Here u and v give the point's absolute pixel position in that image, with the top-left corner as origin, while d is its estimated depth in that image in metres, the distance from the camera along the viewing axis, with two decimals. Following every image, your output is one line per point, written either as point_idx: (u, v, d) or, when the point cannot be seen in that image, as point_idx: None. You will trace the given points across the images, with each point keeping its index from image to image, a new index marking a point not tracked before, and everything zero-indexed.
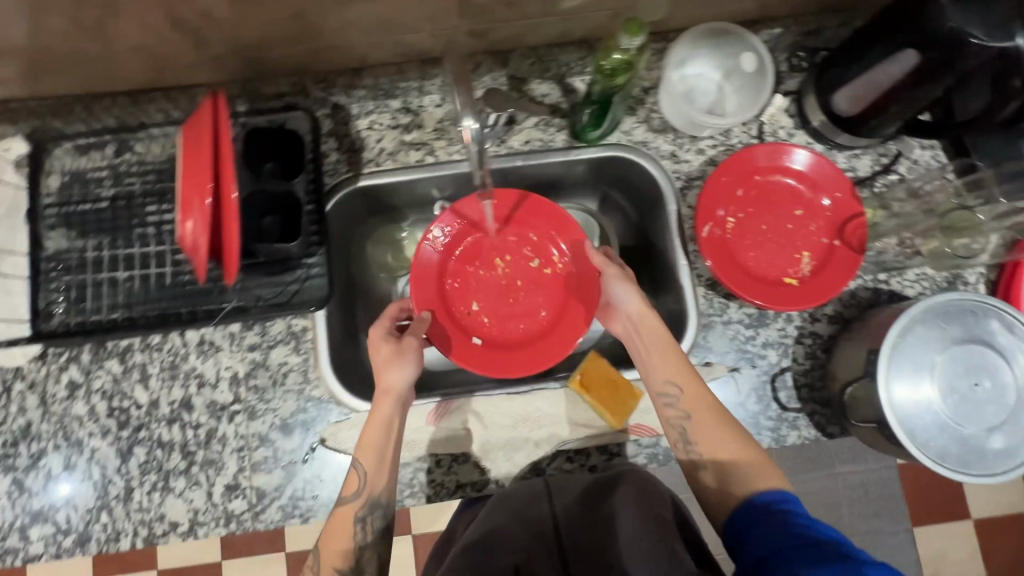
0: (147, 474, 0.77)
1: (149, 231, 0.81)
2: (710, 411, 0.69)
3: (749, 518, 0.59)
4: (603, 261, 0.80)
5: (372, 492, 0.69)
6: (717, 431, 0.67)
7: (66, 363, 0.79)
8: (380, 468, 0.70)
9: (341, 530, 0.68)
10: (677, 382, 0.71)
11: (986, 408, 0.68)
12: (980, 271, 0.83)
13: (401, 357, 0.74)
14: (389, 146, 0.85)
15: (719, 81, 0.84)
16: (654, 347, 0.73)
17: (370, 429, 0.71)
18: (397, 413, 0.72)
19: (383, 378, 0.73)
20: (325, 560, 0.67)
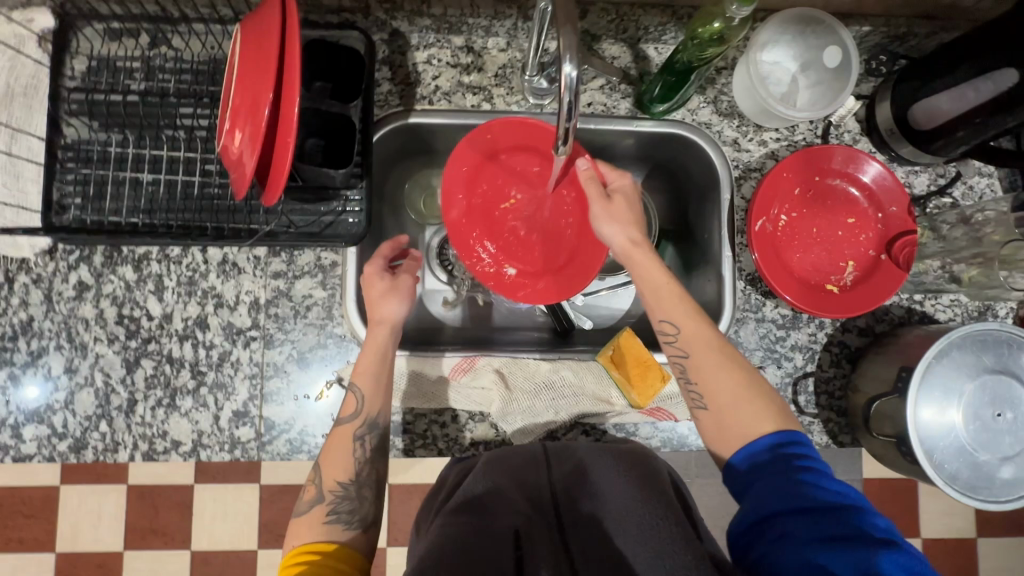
0: (153, 388, 0.74)
1: (179, 135, 0.75)
2: (704, 348, 0.64)
3: (750, 473, 0.57)
4: (594, 193, 0.72)
5: (370, 413, 0.68)
6: (710, 368, 0.63)
7: (76, 263, 0.74)
8: (377, 392, 0.69)
9: (338, 452, 0.67)
10: (673, 319, 0.65)
11: (1003, 438, 0.69)
12: (1011, 305, 0.84)
13: (395, 292, 0.72)
14: (445, 85, 0.80)
15: (796, 72, 0.81)
16: (649, 286, 0.67)
17: (365, 355, 0.70)
18: (392, 344, 0.71)
19: (376, 311, 0.71)
20: (326, 472, 0.66)
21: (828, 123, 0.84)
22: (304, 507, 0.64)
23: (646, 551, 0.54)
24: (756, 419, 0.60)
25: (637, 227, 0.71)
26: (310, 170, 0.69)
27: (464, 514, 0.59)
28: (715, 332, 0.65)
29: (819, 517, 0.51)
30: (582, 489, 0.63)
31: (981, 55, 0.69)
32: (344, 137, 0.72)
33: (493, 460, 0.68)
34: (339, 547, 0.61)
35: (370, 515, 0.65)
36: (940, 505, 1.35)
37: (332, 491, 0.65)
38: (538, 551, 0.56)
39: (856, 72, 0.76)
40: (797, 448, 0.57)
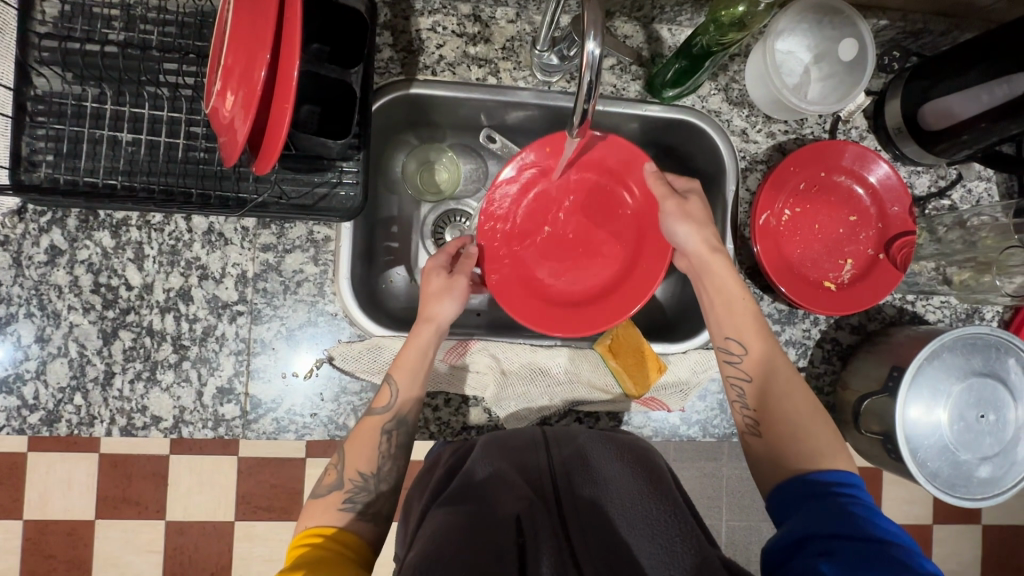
0: (131, 361, 0.71)
1: (162, 93, 0.70)
2: (772, 368, 0.67)
3: (799, 497, 0.59)
4: (664, 194, 0.74)
5: (400, 410, 0.68)
6: (779, 389, 0.66)
7: (47, 226, 0.70)
8: (414, 387, 0.69)
9: (365, 440, 0.67)
10: (742, 333, 0.68)
11: (984, 439, 0.71)
12: (997, 309, 0.85)
13: (449, 293, 0.72)
14: (449, 56, 0.76)
15: (809, 63, 0.79)
16: (721, 298, 0.70)
17: (407, 351, 0.70)
18: (434, 344, 0.71)
19: (430, 309, 0.71)
20: (349, 460, 0.66)
21: (836, 118, 0.83)
22: (321, 491, 0.65)
23: (653, 546, 0.56)
24: (815, 452, 0.62)
25: (709, 232, 0.72)
26: (304, 137, 0.66)
27: (462, 506, 0.58)
28: (781, 353, 0.68)
29: (865, 547, 0.52)
30: (583, 476, 0.64)
31: (994, 58, 0.68)
32: (342, 105, 0.68)
33: (492, 445, 0.67)
34: (342, 532, 0.62)
35: (384, 510, 0.65)
36: (902, 494, 1.41)
37: (353, 481, 0.65)
38: (541, 537, 0.56)
39: (871, 67, 0.75)
40: (849, 488, 0.58)
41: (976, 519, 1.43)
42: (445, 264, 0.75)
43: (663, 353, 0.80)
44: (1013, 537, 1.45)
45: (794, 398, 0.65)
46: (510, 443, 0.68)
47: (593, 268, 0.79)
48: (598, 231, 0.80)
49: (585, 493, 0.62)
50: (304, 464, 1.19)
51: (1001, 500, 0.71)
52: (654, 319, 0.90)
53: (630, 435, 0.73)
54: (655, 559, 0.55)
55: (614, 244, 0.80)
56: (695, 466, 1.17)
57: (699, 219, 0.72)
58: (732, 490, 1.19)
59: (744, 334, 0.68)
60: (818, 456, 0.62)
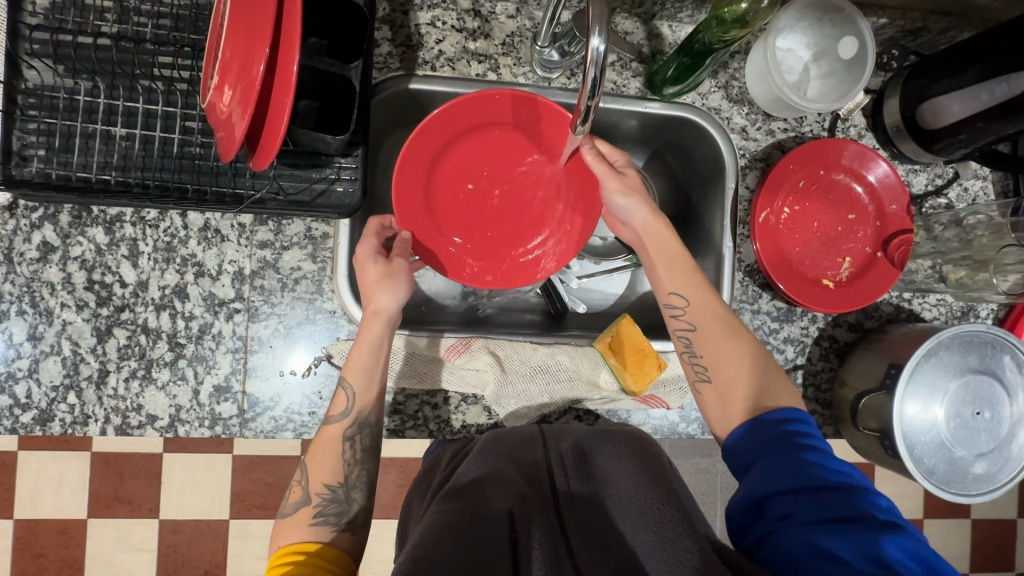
0: (126, 359, 0.70)
1: (156, 86, 0.69)
2: (710, 315, 0.67)
3: (756, 443, 0.58)
4: (605, 172, 0.71)
5: (361, 414, 0.67)
6: (721, 335, 0.66)
7: (39, 221, 0.68)
8: (369, 389, 0.67)
9: (328, 450, 0.66)
10: (684, 293, 0.68)
11: (980, 435, 0.72)
12: (991, 307, 0.86)
13: (393, 281, 0.68)
14: (449, 51, 0.76)
15: (809, 61, 0.79)
16: (665, 257, 0.71)
17: (358, 352, 0.67)
18: (387, 337, 0.69)
19: (370, 298, 0.68)
20: (313, 476, 0.65)
21: (835, 117, 0.83)
22: (290, 509, 0.64)
23: (649, 537, 0.56)
24: (761, 391, 0.63)
25: (649, 199, 0.72)
26: (301, 132, 0.64)
27: (455, 501, 0.58)
28: (724, 308, 0.68)
29: (825, 497, 0.52)
30: (580, 471, 0.64)
31: (992, 57, 0.68)
32: (341, 101, 0.67)
33: (489, 443, 0.67)
34: (323, 547, 0.62)
35: (358, 518, 0.65)
36: (892, 489, 1.43)
37: (320, 495, 0.64)
38: (534, 534, 0.56)
39: (871, 64, 0.75)
40: (796, 424, 0.59)
41: (963, 513, 1.46)
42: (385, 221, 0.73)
43: (663, 350, 0.80)
44: (1001, 531, 1.47)
45: (731, 342, 0.66)
46: (507, 440, 0.68)
47: (527, 221, 0.82)
48: (535, 180, 0.81)
49: (580, 489, 0.63)
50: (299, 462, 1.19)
51: (996, 496, 0.72)
52: (652, 317, 0.90)
53: (631, 429, 0.72)
54: (653, 549, 0.54)
55: (551, 203, 0.81)
56: (689, 463, 1.18)
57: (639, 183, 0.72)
58: (727, 487, 1.19)
59: (686, 291, 0.68)
60: (761, 394, 0.62)
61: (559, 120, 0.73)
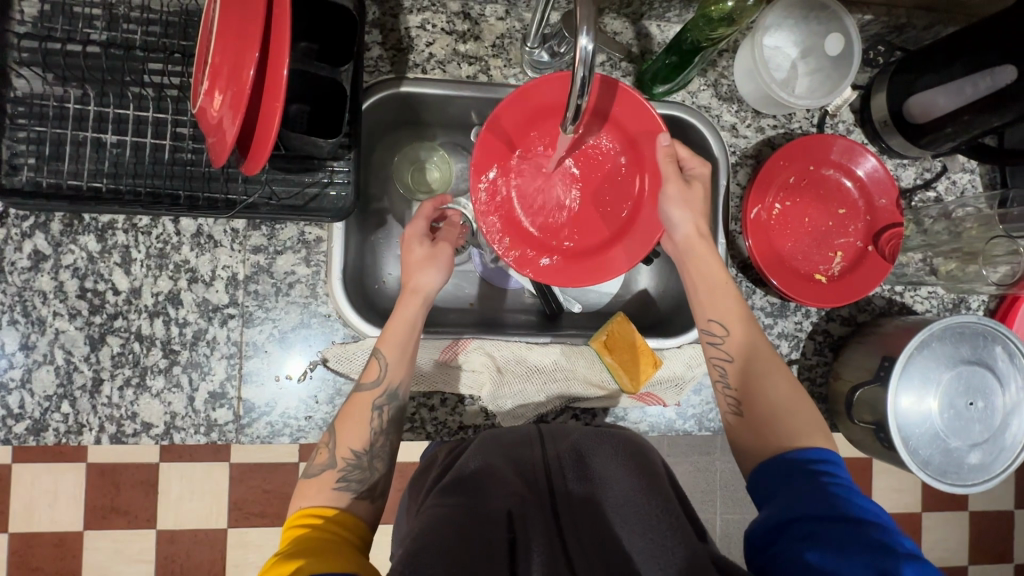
0: (120, 367, 0.69)
1: (147, 93, 0.69)
2: (752, 345, 0.68)
3: (782, 472, 0.59)
4: (671, 172, 0.73)
5: (391, 384, 0.67)
6: (762, 366, 0.67)
7: (30, 230, 0.68)
8: (402, 364, 0.68)
9: (356, 419, 0.66)
10: (724, 322, 0.69)
11: (974, 425, 0.72)
12: (982, 299, 0.87)
13: (433, 263, 0.72)
14: (439, 54, 0.76)
15: (797, 58, 0.80)
16: (705, 281, 0.71)
17: (394, 324, 0.69)
18: (421, 315, 0.71)
19: (410, 276, 0.71)
20: (341, 440, 0.65)
21: (824, 113, 0.84)
22: (315, 470, 0.63)
23: (644, 542, 0.56)
24: (795, 431, 0.62)
25: (701, 219, 0.73)
26: (294, 136, 0.64)
27: (451, 496, 0.58)
28: (763, 340, 0.68)
29: (847, 528, 0.52)
30: (577, 471, 0.64)
31: (976, 51, 0.69)
32: (332, 104, 0.67)
33: (486, 442, 0.67)
34: (337, 513, 0.60)
35: (379, 486, 0.64)
36: (891, 482, 1.44)
37: (345, 459, 0.64)
38: (532, 533, 0.57)
39: (858, 60, 0.76)
40: (824, 463, 0.59)
41: (963, 505, 1.46)
42: (423, 231, 0.74)
43: (658, 348, 0.80)
44: (1000, 523, 1.48)
45: (774, 374, 0.66)
46: (505, 439, 0.68)
47: (564, 220, 0.79)
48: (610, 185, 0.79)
49: (578, 490, 0.63)
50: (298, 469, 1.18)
51: (991, 486, 0.72)
52: (647, 315, 0.90)
53: (626, 431, 0.72)
54: (648, 555, 0.55)
55: (592, 208, 0.79)
56: (688, 461, 1.18)
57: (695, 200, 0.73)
58: (726, 484, 1.19)
59: (724, 318, 0.69)
60: (799, 433, 0.62)
61: (649, 119, 0.74)
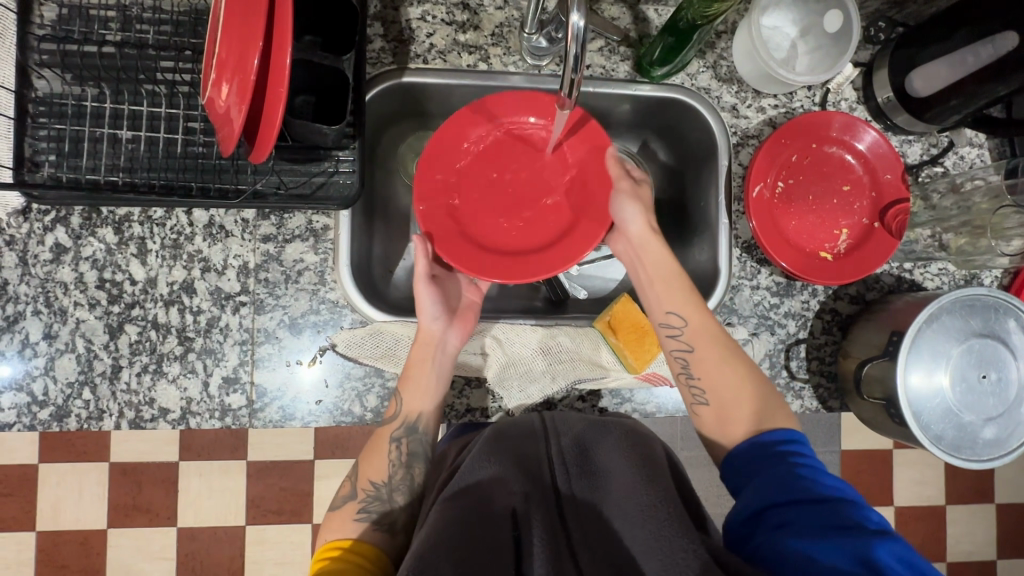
0: (138, 355, 0.72)
1: (159, 90, 0.72)
2: (709, 336, 0.69)
3: (752, 463, 0.61)
4: (619, 173, 0.76)
5: (410, 416, 0.71)
6: (719, 356, 0.68)
7: (52, 224, 0.71)
8: (416, 394, 0.71)
9: (378, 451, 0.71)
10: (681, 313, 0.70)
11: (987, 399, 0.71)
12: (995, 274, 0.85)
13: (431, 296, 0.73)
14: (440, 44, 0.78)
15: (796, 37, 0.80)
16: (660, 274, 0.73)
17: (410, 369, 0.71)
18: (435, 353, 0.73)
19: (417, 322, 0.73)
20: (364, 472, 0.70)
21: (826, 91, 0.84)
22: (339, 503, 0.68)
23: (644, 535, 0.55)
24: (758, 412, 0.65)
25: (652, 215, 0.76)
26: (299, 124, 0.66)
27: (459, 500, 0.59)
28: (718, 328, 0.70)
29: (818, 510, 0.54)
30: (581, 467, 0.65)
31: (976, 21, 0.69)
32: (336, 94, 0.69)
33: (491, 440, 0.66)
34: (357, 542, 0.64)
35: (398, 519, 0.67)
36: (912, 475, 1.41)
37: (366, 491, 0.68)
38: (536, 531, 0.57)
39: (857, 36, 0.76)
40: (791, 446, 0.61)
41: (988, 498, 1.43)
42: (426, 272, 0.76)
43: None
44: None
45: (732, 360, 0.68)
46: (509, 435, 0.68)
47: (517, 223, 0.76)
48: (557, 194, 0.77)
49: (581, 487, 0.64)
50: (313, 466, 1.19)
51: (1007, 461, 0.71)
52: None
53: (626, 420, 0.73)
54: (648, 546, 0.55)
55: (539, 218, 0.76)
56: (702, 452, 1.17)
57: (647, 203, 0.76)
58: None
59: (685, 312, 0.70)
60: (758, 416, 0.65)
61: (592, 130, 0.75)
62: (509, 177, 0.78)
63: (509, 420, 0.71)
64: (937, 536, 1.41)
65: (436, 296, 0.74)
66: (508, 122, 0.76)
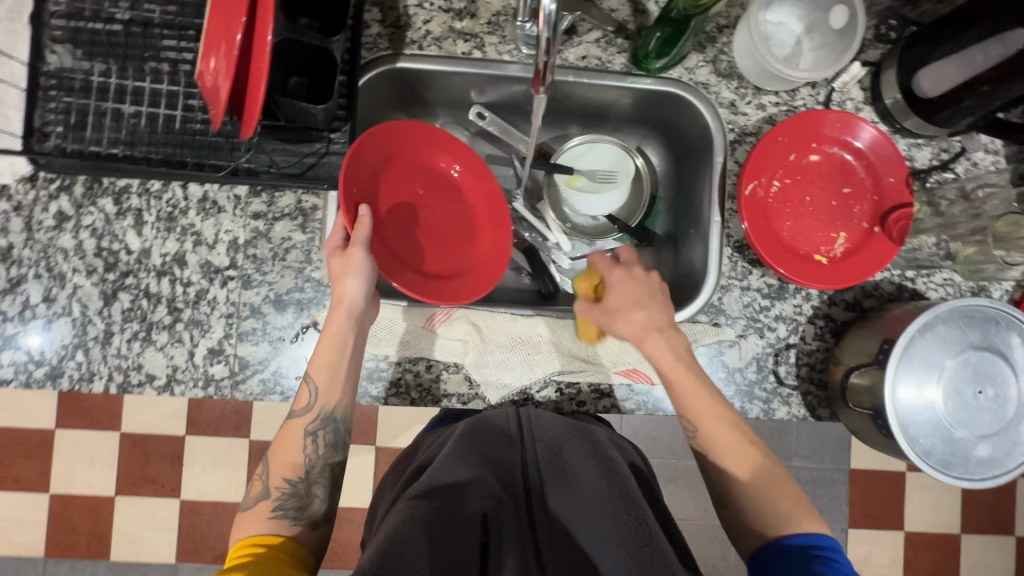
0: (129, 322, 0.74)
1: (163, 68, 0.74)
2: (704, 410, 0.68)
3: (778, 556, 0.61)
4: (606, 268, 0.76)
5: (325, 408, 0.67)
6: (711, 424, 0.68)
7: (56, 193, 0.74)
8: (333, 386, 0.67)
9: (289, 446, 0.66)
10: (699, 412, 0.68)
11: (983, 414, 0.68)
12: (1006, 287, 0.81)
13: (352, 269, 0.67)
14: (436, 31, 0.79)
15: (801, 34, 0.78)
16: (676, 373, 0.69)
17: (325, 345, 0.67)
18: (353, 327, 0.68)
19: (341, 289, 0.67)
20: (274, 470, 0.65)
21: (830, 90, 0.81)
22: (250, 503, 0.63)
23: (618, 551, 0.54)
24: (786, 511, 0.63)
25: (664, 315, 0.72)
26: (287, 103, 0.67)
27: (428, 498, 0.57)
28: (734, 416, 0.69)
29: None
30: (555, 474, 0.62)
31: (987, 17, 0.66)
32: (328, 75, 0.70)
33: (465, 440, 0.65)
34: (286, 541, 0.61)
35: (319, 514, 0.65)
36: (923, 500, 1.35)
37: (279, 489, 0.64)
38: (505, 546, 0.54)
39: (862, 28, 0.73)
40: (820, 549, 0.59)
41: (1006, 530, 1.36)
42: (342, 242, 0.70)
43: None
44: None
45: (727, 431, 0.68)
46: (482, 439, 0.67)
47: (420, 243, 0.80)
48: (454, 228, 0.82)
49: (555, 494, 0.60)
50: None
51: (1003, 481, 0.67)
52: None
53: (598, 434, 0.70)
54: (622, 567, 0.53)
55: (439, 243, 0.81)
56: None
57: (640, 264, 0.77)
58: None
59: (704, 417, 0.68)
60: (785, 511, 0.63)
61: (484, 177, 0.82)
62: (436, 207, 0.82)
63: (483, 417, 0.70)
64: (948, 566, 1.34)
65: (372, 268, 0.68)
66: (420, 155, 0.81)
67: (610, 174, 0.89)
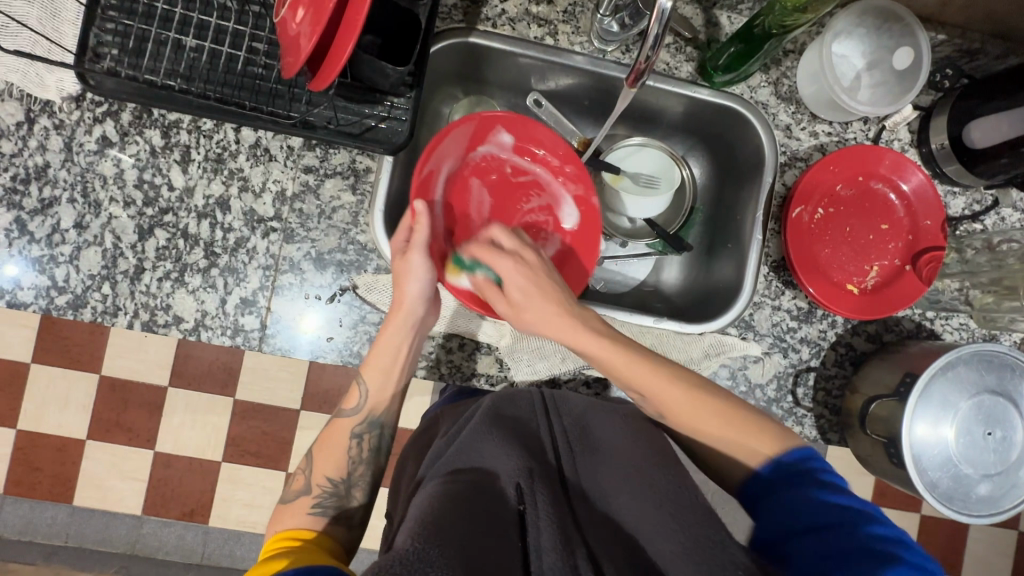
0: (163, 260, 0.72)
1: (230, 5, 0.72)
2: (655, 381, 0.65)
3: (766, 486, 0.60)
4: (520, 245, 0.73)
5: (374, 411, 0.69)
6: (644, 384, 0.66)
7: (102, 117, 0.72)
8: (384, 389, 0.69)
9: (334, 444, 0.67)
10: (649, 394, 0.66)
11: (989, 454, 0.71)
12: (1013, 340, 0.85)
13: (408, 272, 0.68)
14: (511, 12, 0.79)
15: (862, 69, 0.81)
16: (620, 371, 0.66)
17: (376, 351, 0.69)
18: (409, 336, 0.70)
19: (401, 291, 0.68)
20: (317, 468, 0.65)
21: (881, 127, 0.83)
22: (289, 497, 0.64)
23: (660, 516, 0.54)
24: (734, 444, 0.63)
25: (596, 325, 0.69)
26: (366, 60, 0.66)
27: (459, 474, 0.56)
28: (654, 368, 0.66)
29: (829, 536, 0.52)
30: (584, 446, 0.64)
31: None
32: (404, 38, 0.69)
33: (491, 413, 0.64)
34: (319, 535, 0.61)
35: (355, 515, 0.65)
36: None
37: (320, 486, 0.64)
38: (541, 505, 0.52)
39: (925, 73, 0.76)
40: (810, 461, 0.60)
41: None
42: (405, 241, 0.71)
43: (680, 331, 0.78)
44: None
45: (659, 382, 0.65)
46: (507, 412, 0.65)
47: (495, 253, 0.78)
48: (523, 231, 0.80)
49: (584, 467, 0.61)
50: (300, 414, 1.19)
51: (999, 520, 0.71)
52: (674, 303, 0.92)
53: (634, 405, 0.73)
54: (662, 528, 0.53)
55: None
56: None
57: (526, 243, 0.73)
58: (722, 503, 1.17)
59: (640, 386, 0.66)
60: (735, 445, 0.63)
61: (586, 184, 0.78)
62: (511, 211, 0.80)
63: (506, 394, 0.69)
64: None
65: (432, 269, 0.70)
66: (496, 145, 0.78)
67: (653, 179, 0.89)
